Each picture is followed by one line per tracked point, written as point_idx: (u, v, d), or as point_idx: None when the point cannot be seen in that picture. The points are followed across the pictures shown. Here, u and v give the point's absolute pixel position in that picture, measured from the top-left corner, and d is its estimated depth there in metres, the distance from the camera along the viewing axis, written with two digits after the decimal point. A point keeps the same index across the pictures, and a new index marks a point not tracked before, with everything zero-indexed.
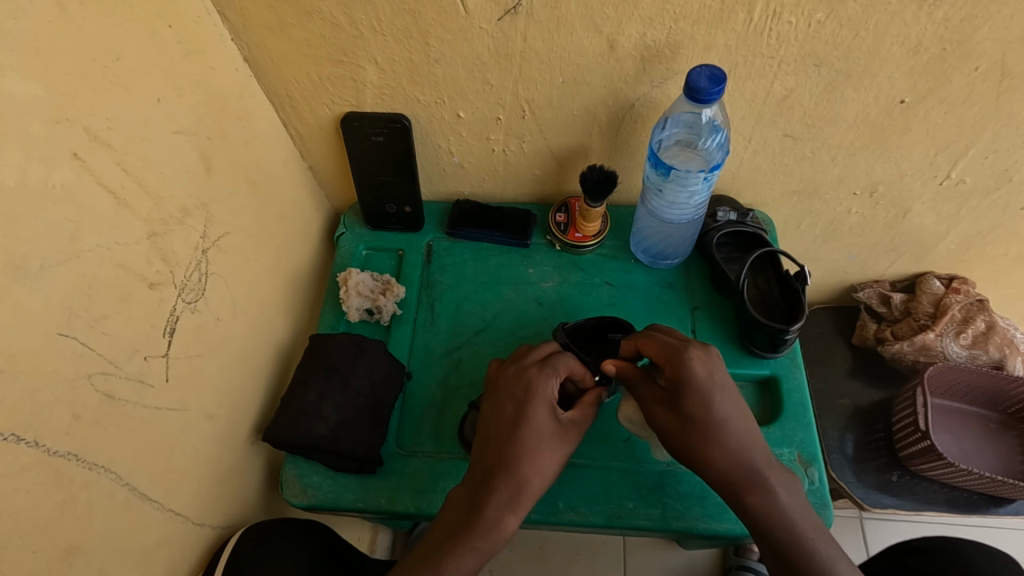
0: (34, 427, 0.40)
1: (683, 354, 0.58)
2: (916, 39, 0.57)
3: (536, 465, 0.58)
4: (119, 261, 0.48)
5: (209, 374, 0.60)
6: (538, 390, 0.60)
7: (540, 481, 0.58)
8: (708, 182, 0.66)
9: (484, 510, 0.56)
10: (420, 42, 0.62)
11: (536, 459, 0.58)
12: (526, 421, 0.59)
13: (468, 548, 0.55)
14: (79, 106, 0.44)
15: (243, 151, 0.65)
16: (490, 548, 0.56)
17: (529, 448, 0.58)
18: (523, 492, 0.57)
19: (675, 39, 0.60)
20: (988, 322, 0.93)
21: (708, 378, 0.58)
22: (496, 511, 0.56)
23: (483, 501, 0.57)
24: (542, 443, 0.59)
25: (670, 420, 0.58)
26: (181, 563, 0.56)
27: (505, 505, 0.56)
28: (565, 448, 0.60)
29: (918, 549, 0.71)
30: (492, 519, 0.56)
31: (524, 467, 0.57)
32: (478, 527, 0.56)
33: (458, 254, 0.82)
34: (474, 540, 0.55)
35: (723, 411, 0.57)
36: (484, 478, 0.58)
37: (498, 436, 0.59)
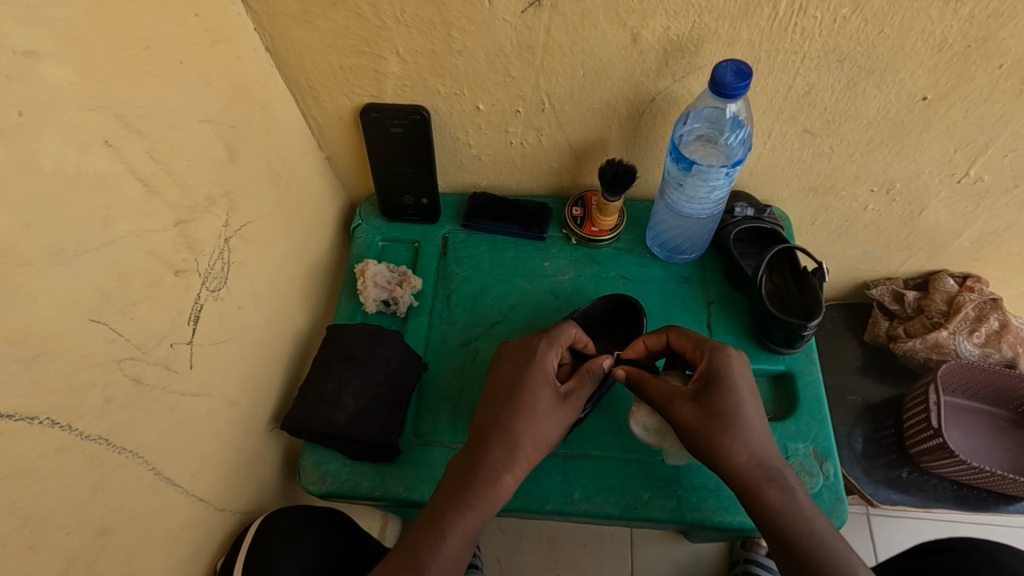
0: (69, 410, 0.41)
1: (721, 351, 0.60)
2: (941, 36, 0.57)
3: (539, 431, 0.59)
4: (149, 249, 0.48)
5: (231, 361, 0.60)
6: (546, 363, 0.62)
7: (541, 448, 0.59)
8: (729, 177, 0.66)
9: (483, 468, 0.57)
10: (444, 34, 0.62)
11: (539, 425, 0.59)
12: (533, 389, 0.60)
13: (467, 507, 0.55)
14: (112, 94, 0.44)
15: (265, 140, 0.65)
16: (489, 508, 0.56)
17: (530, 412, 0.59)
18: (517, 450, 0.58)
19: (699, 33, 0.60)
20: (1002, 322, 0.93)
21: (742, 380, 0.59)
22: (495, 467, 0.57)
23: (485, 461, 0.57)
24: (544, 413, 0.60)
25: (694, 415, 0.57)
26: (203, 546, 0.57)
27: (500, 462, 0.57)
28: (566, 418, 0.61)
29: (946, 548, 0.71)
30: (491, 478, 0.57)
31: (521, 429, 0.58)
32: (477, 486, 0.56)
33: (474, 246, 0.82)
34: (473, 499, 0.56)
35: (749, 409, 0.58)
36: (485, 438, 0.59)
37: (504, 400, 0.60)
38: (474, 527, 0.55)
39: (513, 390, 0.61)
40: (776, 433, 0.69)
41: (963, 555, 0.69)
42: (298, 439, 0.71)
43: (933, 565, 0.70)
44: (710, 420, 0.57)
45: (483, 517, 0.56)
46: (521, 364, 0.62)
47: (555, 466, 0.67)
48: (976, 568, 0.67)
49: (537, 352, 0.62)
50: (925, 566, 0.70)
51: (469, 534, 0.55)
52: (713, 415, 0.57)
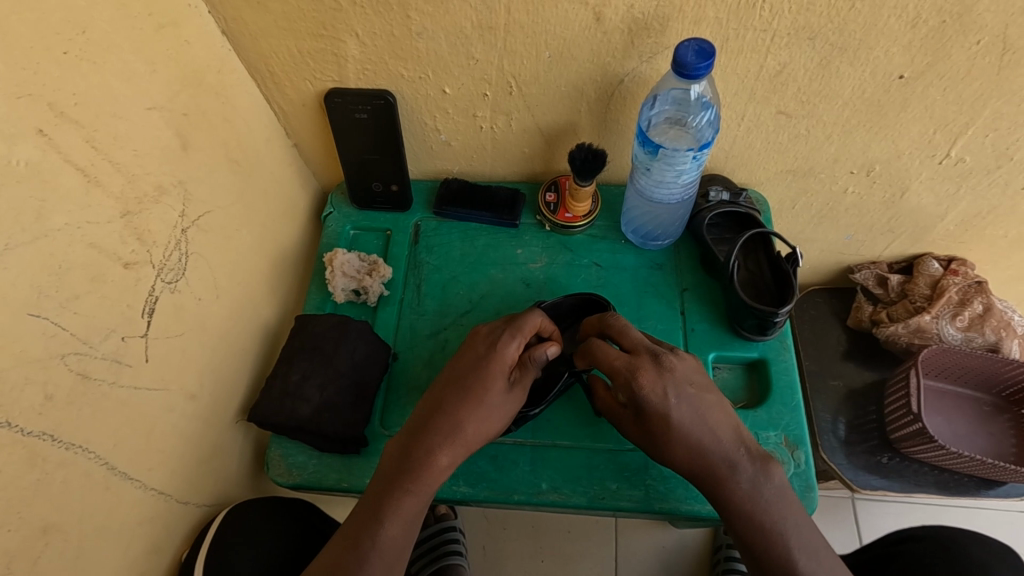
0: (6, 408, 0.40)
1: (641, 364, 0.57)
2: (914, 11, 0.55)
3: (482, 418, 0.58)
4: (90, 241, 0.47)
5: (191, 355, 0.59)
6: (501, 353, 0.60)
7: (481, 435, 0.58)
8: (697, 161, 0.64)
9: (421, 453, 0.57)
10: (401, 15, 0.60)
11: (483, 413, 0.58)
12: (484, 376, 0.59)
13: (404, 491, 0.55)
14: (43, 82, 0.43)
15: (222, 127, 0.64)
16: (427, 491, 0.56)
17: (477, 400, 0.58)
18: (459, 437, 0.57)
19: (664, 11, 0.57)
20: (986, 305, 0.92)
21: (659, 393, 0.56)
22: (432, 452, 0.57)
23: (424, 443, 0.57)
24: (492, 403, 0.59)
25: (638, 429, 0.59)
26: (164, 541, 0.56)
27: (440, 445, 0.57)
28: (513, 406, 0.60)
29: (911, 537, 0.72)
30: (428, 461, 0.56)
31: (466, 417, 0.58)
32: (415, 468, 0.56)
33: (446, 234, 0.81)
34: (409, 484, 0.55)
35: (683, 412, 0.56)
36: (428, 422, 0.58)
37: (454, 387, 0.59)
38: (413, 512, 0.55)
39: (465, 378, 0.59)
40: (747, 421, 0.68)
41: (925, 550, 0.69)
42: (266, 432, 0.70)
43: (897, 556, 0.70)
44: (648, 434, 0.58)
45: (421, 499, 0.56)
46: (481, 353, 0.60)
47: (522, 456, 0.67)
48: (936, 562, 0.68)
49: (498, 342, 0.60)
50: (894, 555, 0.71)
51: (409, 519, 0.55)
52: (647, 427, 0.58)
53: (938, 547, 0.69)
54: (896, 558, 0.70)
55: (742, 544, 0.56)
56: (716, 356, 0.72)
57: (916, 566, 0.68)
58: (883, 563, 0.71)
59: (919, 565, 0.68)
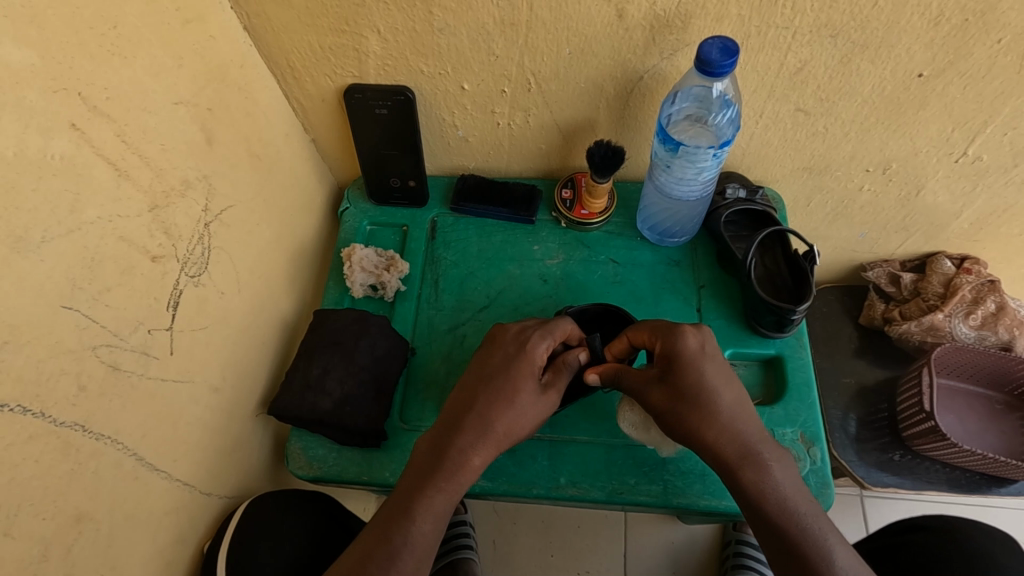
0: (41, 398, 0.41)
1: (677, 330, 0.59)
2: (937, 10, 0.55)
3: (514, 418, 0.59)
4: (121, 234, 0.47)
5: (214, 348, 0.60)
6: (534, 352, 0.60)
7: (512, 433, 0.59)
8: (717, 158, 0.64)
9: (454, 452, 0.57)
10: (424, 11, 0.61)
11: (515, 413, 0.59)
12: (516, 375, 0.60)
13: (436, 489, 0.56)
14: (76, 75, 0.43)
15: (244, 122, 0.64)
16: (457, 489, 0.57)
17: (510, 400, 0.59)
18: (491, 434, 0.58)
19: (686, 8, 0.58)
20: (999, 304, 0.92)
21: (699, 348, 0.59)
22: (464, 452, 0.57)
23: (455, 443, 0.57)
24: (526, 402, 0.59)
25: (663, 396, 0.57)
26: (188, 531, 0.57)
27: (472, 445, 0.57)
28: (546, 408, 0.60)
29: (918, 527, 0.73)
30: (460, 460, 0.57)
31: (499, 415, 0.58)
32: (447, 468, 0.56)
33: (462, 230, 0.81)
34: (442, 481, 0.56)
35: (715, 380, 0.58)
36: (459, 421, 0.59)
37: (485, 385, 0.60)
38: (444, 509, 0.56)
39: (497, 377, 0.60)
40: (763, 418, 0.69)
41: (934, 540, 0.70)
42: (286, 425, 0.71)
43: (904, 547, 0.71)
44: (680, 398, 0.57)
45: (452, 497, 0.56)
46: (514, 352, 0.61)
47: (541, 451, 0.67)
48: (944, 553, 0.68)
49: (530, 341, 0.61)
50: (901, 546, 0.72)
51: (439, 516, 0.55)
52: (680, 396, 0.57)
53: (945, 536, 0.70)
54: (906, 547, 0.71)
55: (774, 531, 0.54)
56: (732, 352, 0.72)
57: (926, 558, 0.69)
58: (892, 553, 0.72)
59: (927, 555, 0.69)
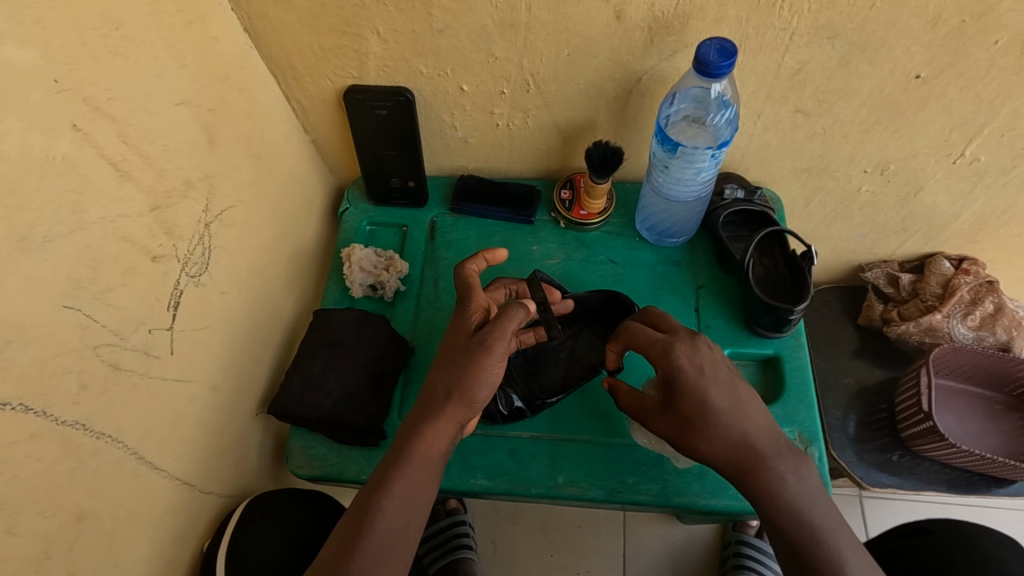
0: (43, 396, 0.41)
1: (672, 352, 0.58)
2: (935, 11, 0.56)
3: (457, 379, 0.56)
4: (123, 234, 0.48)
5: (215, 347, 0.60)
6: (467, 319, 0.59)
7: (459, 395, 0.55)
8: (715, 159, 0.65)
9: (409, 426, 0.56)
10: (424, 12, 0.61)
11: (457, 375, 0.56)
12: (456, 342, 0.58)
13: (391, 463, 0.54)
14: (79, 77, 0.43)
15: (245, 122, 0.65)
16: (412, 461, 0.54)
17: (450, 363, 0.57)
18: (436, 401, 0.56)
19: (685, 9, 0.58)
20: (998, 305, 0.92)
21: (697, 372, 0.57)
22: (416, 424, 0.55)
23: (410, 418, 0.56)
24: (469, 363, 0.56)
25: (670, 426, 0.58)
26: (189, 530, 0.57)
27: (423, 417, 0.56)
28: (498, 360, 0.56)
29: (922, 531, 0.73)
30: (412, 432, 0.55)
31: (442, 381, 0.56)
32: (402, 442, 0.55)
33: (462, 230, 0.81)
34: (396, 457, 0.55)
35: (719, 400, 0.56)
36: (417, 398, 0.58)
37: (436, 360, 0.59)
38: (401, 483, 0.54)
39: (445, 351, 0.59)
40: None
41: (939, 542, 0.70)
42: (286, 424, 0.71)
43: (909, 550, 0.71)
44: (683, 428, 0.57)
45: (410, 471, 0.54)
46: (455, 322, 0.60)
47: (540, 450, 0.68)
48: (950, 557, 0.69)
49: (465, 307, 0.60)
50: (906, 549, 0.72)
51: (399, 491, 0.53)
52: (685, 422, 0.57)
53: (950, 540, 0.70)
54: (911, 550, 0.71)
55: (788, 546, 0.54)
56: (730, 352, 0.72)
57: (932, 561, 0.69)
58: (898, 555, 0.72)
59: (935, 556, 0.69)
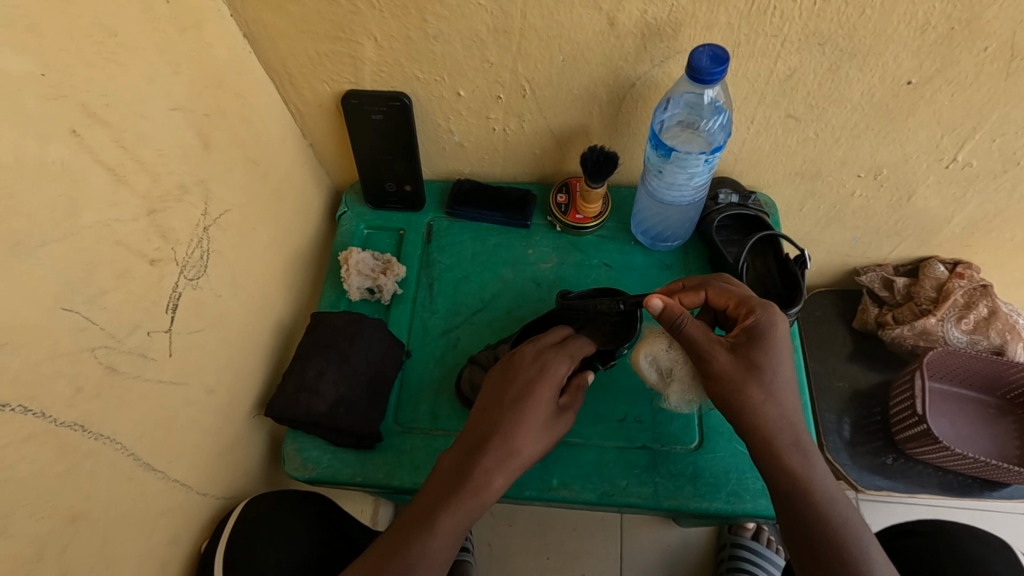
0: (38, 399, 0.42)
1: (757, 309, 0.59)
2: (923, 18, 0.56)
3: (532, 440, 0.58)
4: (118, 238, 0.48)
5: (211, 350, 0.61)
6: (553, 373, 0.61)
7: (530, 457, 0.58)
8: (708, 164, 0.65)
9: (478, 472, 0.56)
10: (418, 18, 0.61)
11: (532, 435, 0.58)
12: (538, 397, 0.59)
13: (455, 508, 0.55)
14: (74, 83, 0.44)
15: (241, 127, 0.65)
16: (475, 511, 0.55)
17: (532, 420, 0.58)
18: (513, 457, 0.57)
19: (676, 16, 0.59)
20: (991, 308, 0.93)
21: (773, 329, 0.58)
22: (488, 474, 0.56)
23: (479, 463, 0.56)
24: (542, 424, 0.59)
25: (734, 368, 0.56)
26: (184, 531, 0.58)
27: (496, 467, 0.56)
28: (557, 433, 0.61)
29: (911, 532, 0.73)
30: (484, 482, 0.56)
31: (523, 438, 0.58)
32: (467, 488, 0.55)
33: (458, 234, 0.82)
34: (460, 501, 0.55)
35: (783, 363, 0.57)
36: (482, 443, 0.58)
37: (506, 406, 0.59)
38: (458, 529, 0.55)
39: (518, 399, 0.59)
40: None
41: (928, 543, 0.71)
42: (281, 427, 0.72)
43: (898, 551, 0.72)
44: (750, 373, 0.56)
45: (469, 520, 0.56)
46: (532, 372, 0.61)
47: None
48: (937, 558, 0.69)
49: (550, 362, 0.62)
50: (895, 551, 0.72)
51: (454, 536, 0.54)
52: (752, 368, 0.56)
53: (938, 542, 0.71)
54: (901, 551, 0.71)
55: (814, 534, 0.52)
56: None
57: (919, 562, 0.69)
58: (886, 556, 0.72)
59: (923, 558, 0.70)
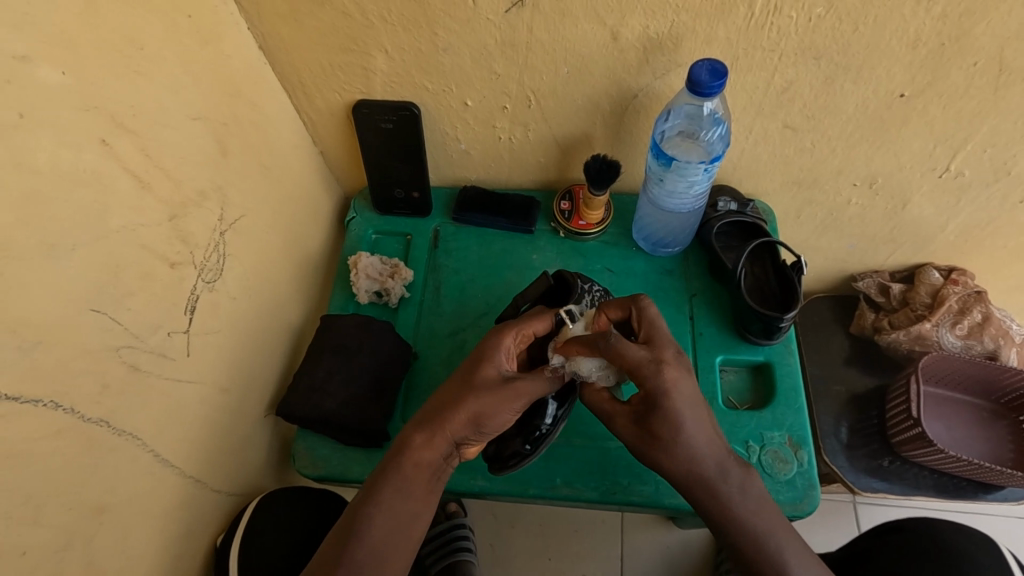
0: (68, 395, 0.44)
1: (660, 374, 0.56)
2: (915, 34, 0.58)
3: (462, 407, 0.56)
4: (143, 243, 0.51)
5: (226, 350, 0.63)
6: (488, 342, 0.60)
7: (463, 422, 0.56)
8: (709, 173, 0.68)
9: (406, 440, 0.57)
10: (428, 32, 0.64)
11: (464, 401, 0.56)
12: (472, 364, 0.59)
13: (383, 477, 0.55)
14: (105, 95, 0.46)
15: (256, 135, 0.67)
16: (404, 479, 0.55)
17: (463, 386, 0.57)
18: (442, 423, 0.56)
19: (677, 31, 0.61)
20: (985, 314, 0.95)
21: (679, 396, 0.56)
22: (414, 440, 0.56)
23: (410, 433, 0.57)
24: (477, 389, 0.57)
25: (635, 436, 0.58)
26: (199, 526, 0.59)
27: (423, 433, 0.56)
28: (501, 399, 0.56)
29: (897, 528, 0.76)
30: (409, 449, 0.56)
31: (449, 404, 0.57)
32: (397, 458, 0.56)
33: (463, 239, 0.84)
34: (388, 471, 0.56)
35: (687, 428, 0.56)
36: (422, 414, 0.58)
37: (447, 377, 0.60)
38: (392, 498, 0.55)
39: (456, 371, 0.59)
40: (752, 421, 0.71)
41: (913, 538, 0.73)
42: (292, 426, 0.74)
43: (884, 547, 0.74)
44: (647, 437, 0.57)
45: (403, 489, 0.55)
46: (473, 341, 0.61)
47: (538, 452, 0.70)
48: (922, 552, 0.71)
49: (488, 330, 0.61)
50: (881, 545, 0.75)
51: (391, 506, 0.54)
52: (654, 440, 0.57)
53: (923, 536, 0.73)
54: (886, 546, 0.74)
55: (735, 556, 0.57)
56: (722, 359, 0.75)
57: (905, 557, 0.72)
58: (872, 551, 0.75)
59: (910, 553, 0.72)
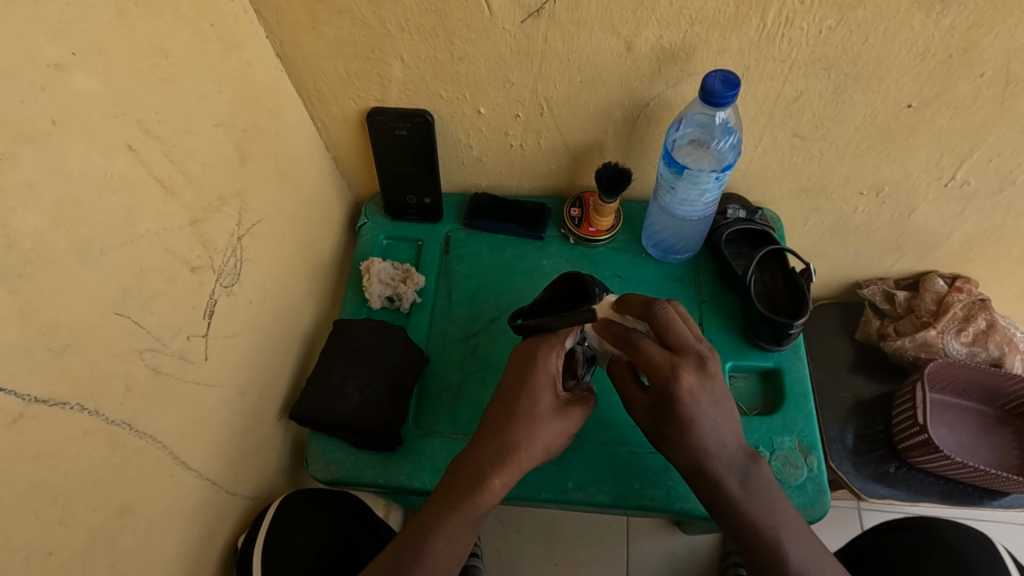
0: (94, 397, 0.44)
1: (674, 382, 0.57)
2: (923, 46, 0.59)
3: (531, 437, 0.59)
4: (166, 247, 0.51)
5: (243, 354, 0.63)
6: (543, 365, 0.62)
7: (531, 454, 0.59)
8: (719, 181, 0.69)
9: (473, 472, 0.58)
10: (445, 41, 0.65)
11: (531, 431, 0.60)
12: (530, 389, 0.61)
13: (450, 509, 0.57)
14: (133, 102, 0.47)
15: (274, 141, 0.68)
16: (473, 509, 0.57)
17: (529, 418, 0.60)
18: (512, 454, 0.59)
19: (690, 42, 0.62)
20: (989, 321, 0.96)
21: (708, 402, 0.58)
22: (484, 473, 0.58)
23: (473, 462, 0.59)
24: (541, 419, 0.60)
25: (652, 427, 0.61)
26: (216, 528, 0.60)
27: (491, 466, 0.58)
28: (563, 426, 0.61)
29: (901, 526, 0.76)
30: (478, 479, 0.58)
31: (517, 435, 0.59)
32: (464, 488, 0.58)
33: (475, 245, 0.85)
34: (458, 502, 0.57)
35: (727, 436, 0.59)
36: (480, 444, 0.60)
37: (502, 401, 0.62)
38: (459, 530, 0.57)
39: (515, 397, 0.61)
40: (762, 427, 0.72)
41: (919, 534, 0.74)
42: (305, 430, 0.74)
43: (889, 544, 0.74)
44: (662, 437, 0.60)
45: (471, 519, 0.57)
46: (525, 364, 0.62)
47: (550, 457, 0.70)
48: (928, 551, 0.72)
49: (539, 353, 0.62)
50: (885, 543, 0.75)
51: (457, 538, 0.56)
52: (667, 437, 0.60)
53: (926, 533, 0.74)
54: (891, 544, 0.74)
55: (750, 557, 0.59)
56: (732, 364, 0.76)
57: (912, 555, 0.72)
58: (876, 549, 0.75)
59: (915, 551, 0.73)
